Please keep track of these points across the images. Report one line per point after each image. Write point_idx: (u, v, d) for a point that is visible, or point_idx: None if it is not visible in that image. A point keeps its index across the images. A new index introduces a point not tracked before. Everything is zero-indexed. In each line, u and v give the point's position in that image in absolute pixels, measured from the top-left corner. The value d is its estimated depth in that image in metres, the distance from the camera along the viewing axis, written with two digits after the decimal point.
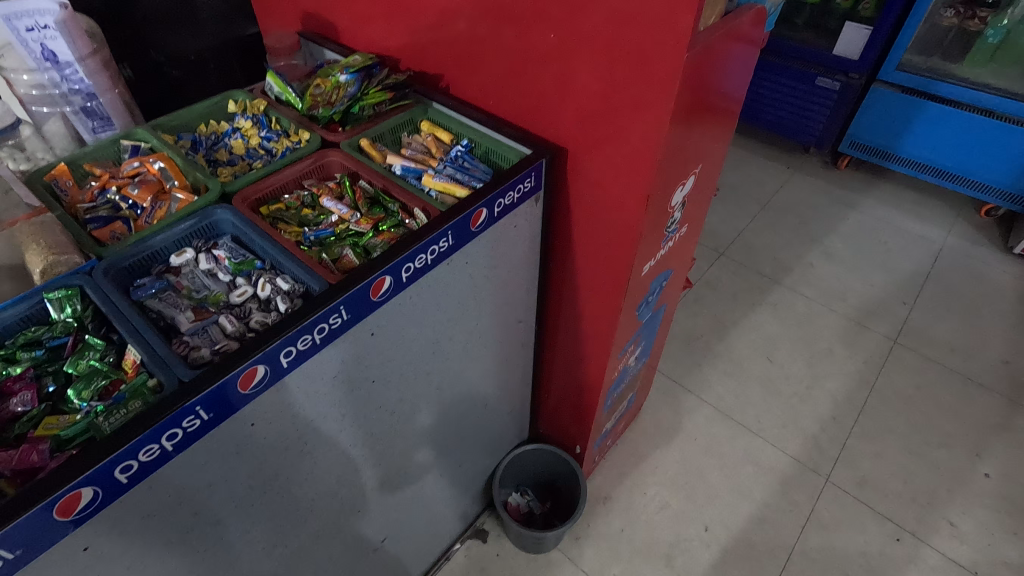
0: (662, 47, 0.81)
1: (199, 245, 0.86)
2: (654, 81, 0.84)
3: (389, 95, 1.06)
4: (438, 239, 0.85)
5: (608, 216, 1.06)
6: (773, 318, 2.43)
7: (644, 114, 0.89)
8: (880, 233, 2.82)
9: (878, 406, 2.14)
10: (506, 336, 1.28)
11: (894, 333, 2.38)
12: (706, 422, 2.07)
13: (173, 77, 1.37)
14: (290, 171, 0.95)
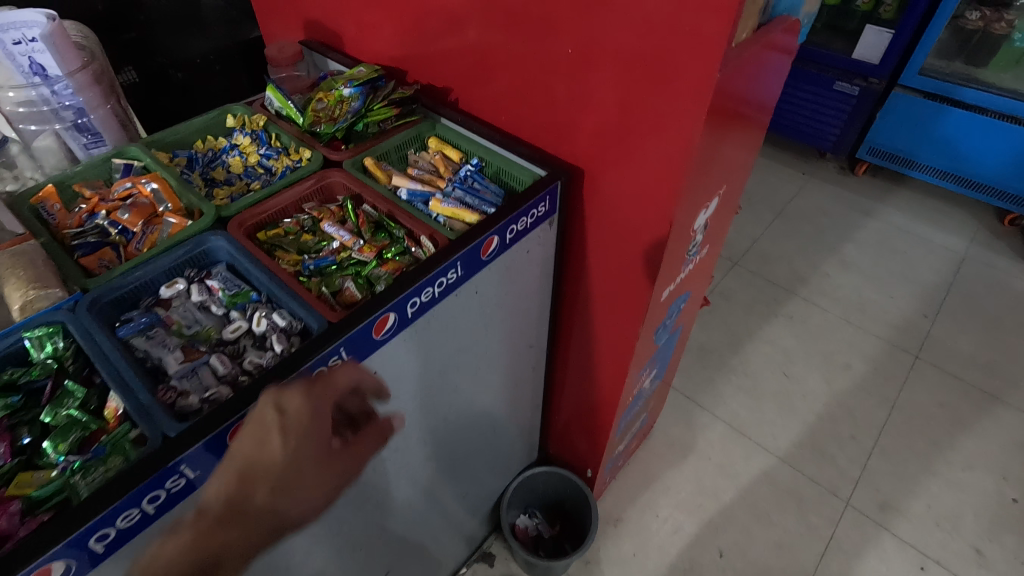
0: (691, 65, 0.75)
1: (192, 274, 0.80)
2: (680, 102, 0.78)
3: (395, 110, 1.00)
4: (447, 270, 0.79)
5: (626, 240, 1.00)
6: (788, 331, 2.35)
7: (668, 135, 0.83)
8: (900, 243, 2.73)
9: (900, 424, 2.05)
10: (516, 361, 1.22)
11: (915, 347, 2.29)
12: (721, 440, 2.00)
13: (178, 79, 1.30)
14: (290, 194, 0.89)
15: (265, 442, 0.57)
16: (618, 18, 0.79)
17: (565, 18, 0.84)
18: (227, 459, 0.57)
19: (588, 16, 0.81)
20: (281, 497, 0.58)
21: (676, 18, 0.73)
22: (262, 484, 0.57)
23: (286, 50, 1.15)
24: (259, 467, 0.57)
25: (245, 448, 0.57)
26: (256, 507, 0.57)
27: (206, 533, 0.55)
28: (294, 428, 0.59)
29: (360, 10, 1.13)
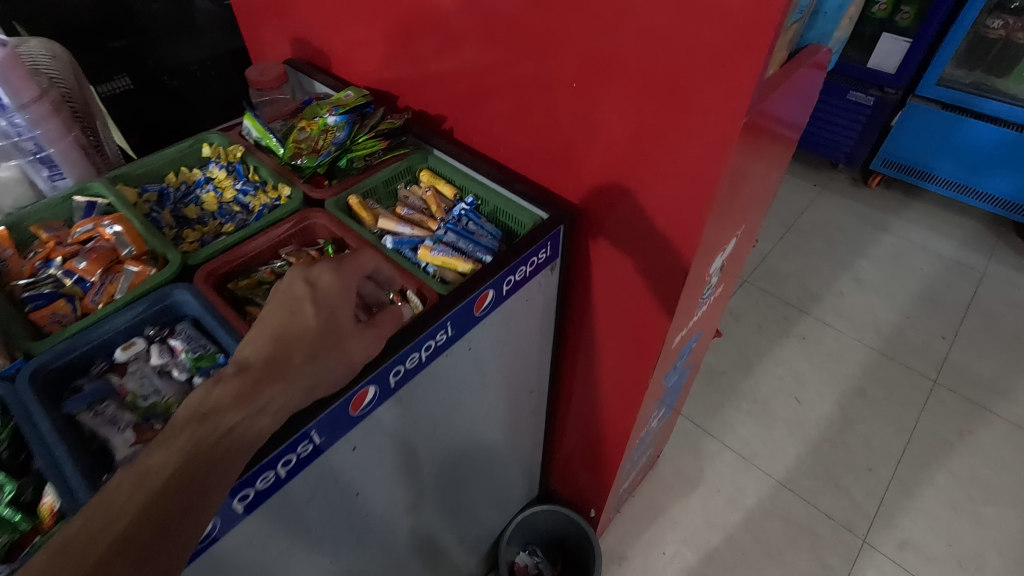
0: (714, 106, 0.67)
1: (154, 332, 0.72)
2: (700, 147, 0.71)
3: (382, 143, 0.92)
4: (436, 332, 0.71)
5: (637, 285, 0.92)
6: (800, 352, 2.25)
7: (686, 181, 0.75)
8: (916, 259, 2.63)
9: (918, 455, 1.96)
10: (516, 406, 1.14)
11: (934, 371, 2.19)
12: (730, 470, 1.91)
13: (172, 86, 1.29)
14: (265, 238, 0.81)
15: (298, 312, 0.59)
16: (631, 50, 0.70)
17: (572, 46, 0.76)
18: (262, 327, 0.58)
19: (598, 46, 0.73)
20: (318, 364, 0.58)
21: (699, 54, 0.65)
22: (300, 343, 0.58)
23: (269, 71, 1.06)
24: (295, 333, 0.58)
25: (280, 318, 0.59)
26: (295, 365, 0.56)
27: (246, 389, 0.53)
28: (325, 300, 0.61)
29: (351, 32, 1.05)
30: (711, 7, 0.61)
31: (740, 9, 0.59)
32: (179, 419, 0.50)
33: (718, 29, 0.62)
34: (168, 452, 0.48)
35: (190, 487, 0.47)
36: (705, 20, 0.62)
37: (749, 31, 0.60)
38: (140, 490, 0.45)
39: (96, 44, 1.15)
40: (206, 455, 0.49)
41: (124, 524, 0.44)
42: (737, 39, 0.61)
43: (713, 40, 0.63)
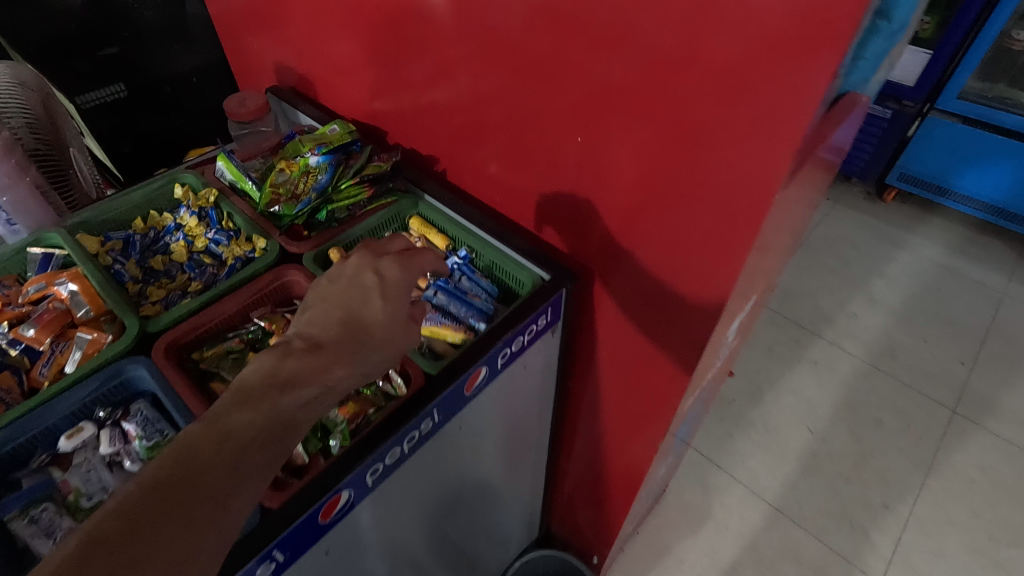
0: (742, 176, 0.58)
1: (107, 413, 0.64)
2: (722, 218, 0.62)
3: (367, 191, 0.84)
4: (421, 422, 0.63)
5: (648, 347, 0.84)
6: (813, 378, 2.16)
7: (704, 252, 0.67)
8: (934, 279, 2.51)
9: (936, 491, 1.87)
10: (516, 463, 1.07)
11: (953, 402, 2.09)
12: (739, 506, 1.82)
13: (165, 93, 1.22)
14: (234, 300, 0.73)
15: (369, 302, 0.60)
16: (646, 107, 0.61)
17: (579, 96, 0.67)
18: (331, 310, 0.58)
19: (608, 97, 0.64)
20: (380, 355, 0.58)
21: (725, 120, 0.56)
22: (368, 332, 0.58)
23: (250, 102, 0.98)
24: (363, 321, 0.58)
25: (350, 305, 0.59)
26: (362, 352, 0.56)
27: (317, 366, 0.53)
28: (393, 292, 0.61)
29: (340, 63, 0.98)
30: (743, 70, 0.52)
31: (778, 76, 0.50)
32: (257, 382, 0.50)
33: (750, 94, 0.53)
34: (247, 416, 0.48)
35: (263, 455, 0.47)
36: (733, 83, 0.53)
37: (786, 102, 0.51)
38: (221, 448, 0.45)
39: (85, 51, 1.08)
40: (280, 426, 0.49)
41: (204, 479, 0.43)
42: (772, 109, 0.52)
43: (742, 106, 0.54)
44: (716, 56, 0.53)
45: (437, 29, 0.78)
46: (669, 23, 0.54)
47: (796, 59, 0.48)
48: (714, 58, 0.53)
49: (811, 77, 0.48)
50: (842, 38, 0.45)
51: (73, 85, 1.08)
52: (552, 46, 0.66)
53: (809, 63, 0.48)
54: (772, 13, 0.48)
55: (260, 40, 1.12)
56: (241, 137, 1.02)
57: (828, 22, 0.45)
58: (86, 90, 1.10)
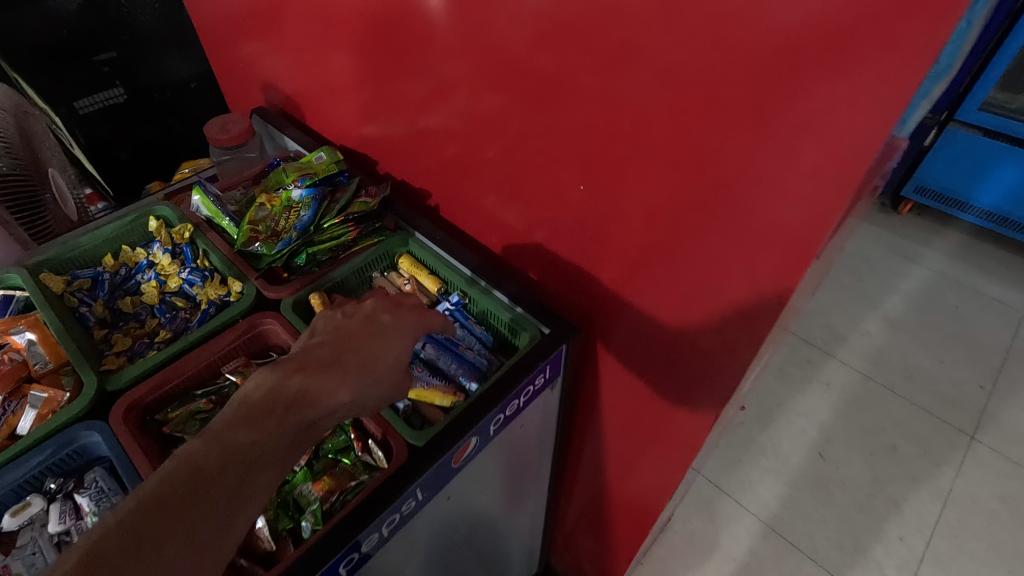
0: (770, 241, 0.51)
1: (58, 482, 0.59)
2: (742, 284, 0.56)
3: (352, 231, 0.77)
4: (404, 503, 0.56)
5: (654, 406, 0.77)
6: (826, 403, 1.89)
7: (721, 317, 0.60)
8: (942, 297, 2.22)
9: (956, 525, 1.60)
10: (513, 517, 0.99)
11: (970, 427, 1.82)
12: (750, 540, 1.57)
13: (159, 100, 1.17)
14: (205, 353, 0.66)
15: (380, 328, 0.57)
16: (660, 158, 0.54)
17: (585, 139, 0.60)
18: (341, 333, 0.55)
19: (617, 143, 0.57)
20: (388, 385, 0.54)
21: (746, 182, 0.49)
22: (377, 360, 0.54)
23: (233, 126, 0.92)
24: (374, 348, 0.55)
25: (360, 329, 0.56)
26: (370, 378, 0.53)
27: (325, 385, 0.50)
28: (409, 322, 0.58)
29: (334, 89, 0.92)
30: (774, 129, 0.45)
31: (817, 138, 0.43)
32: (263, 397, 0.47)
33: (782, 156, 0.46)
34: (251, 433, 0.44)
35: (264, 477, 0.44)
36: (762, 142, 0.46)
37: (827, 167, 0.44)
38: (222, 466, 0.42)
39: (81, 57, 1.03)
40: (282, 447, 0.46)
41: (202, 498, 0.41)
42: (809, 174, 0.45)
43: (773, 166, 0.47)
44: (744, 110, 0.46)
45: (433, 55, 0.71)
46: (688, 70, 0.47)
47: (840, 121, 0.41)
48: (741, 113, 0.46)
49: (858, 143, 0.41)
50: (899, 102, 0.38)
51: (71, 92, 1.04)
52: (556, 83, 0.59)
53: (856, 128, 0.41)
54: (807, 66, 0.41)
55: (250, 55, 1.06)
56: (223, 164, 0.96)
57: (882, 83, 0.38)
58: (82, 96, 1.05)
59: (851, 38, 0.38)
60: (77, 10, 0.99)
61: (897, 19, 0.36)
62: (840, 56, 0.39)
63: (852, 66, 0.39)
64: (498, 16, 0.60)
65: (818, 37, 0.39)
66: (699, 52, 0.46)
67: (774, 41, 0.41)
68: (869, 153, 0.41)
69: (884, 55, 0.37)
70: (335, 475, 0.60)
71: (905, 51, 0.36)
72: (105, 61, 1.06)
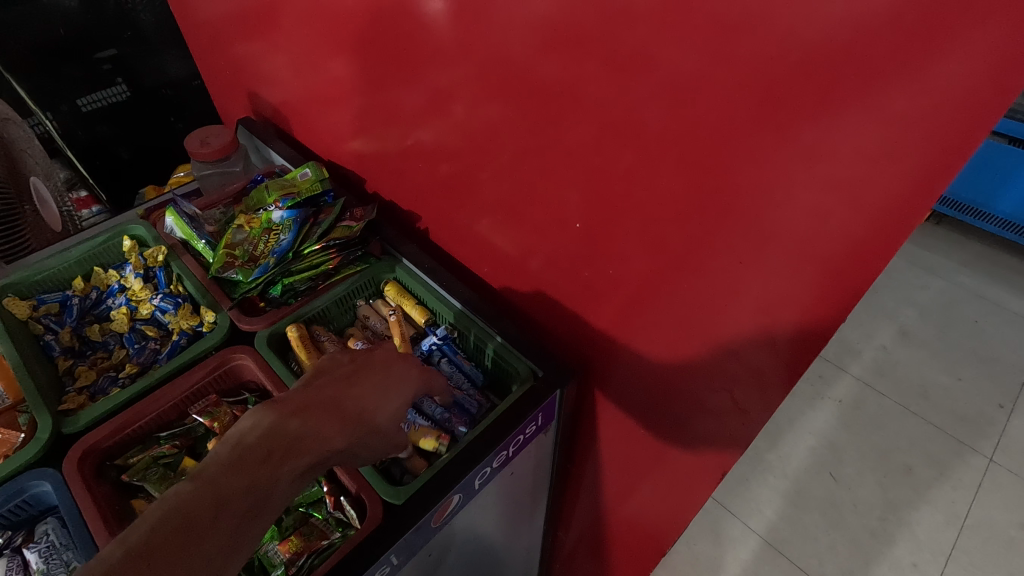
0: (790, 296, 0.46)
1: (9, 535, 0.55)
2: (756, 338, 0.50)
3: (333, 259, 0.72)
4: (377, 569, 0.51)
5: (656, 453, 0.71)
6: (833, 420, 1.64)
7: (732, 371, 0.55)
8: (963, 307, 1.93)
9: (976, 555, 1.35)
10: (506, 557, 0.93)
11: (989, 449, 1.56)
12: (754, 565, 1.36)
13: (165, 96, 1.14)
14: (171, 392, 0.61)
15: (387, 371, 0.51)
16: (667, 201, 0.49)
17: (586, 173, 0.55)
18: (347, 371, 0.49)
19: (622, 181, 0.52)
20: (385, 437, 0.49)
21: (766, 232, 0.44)
22: (378, 409, 0.49)
23: (214, 140, 0.87)
24: (378, 395, 0.49)
25: (366, 371, 0.50)
26: (369, 428, 0.48)
27: (324, 430, 0.45)
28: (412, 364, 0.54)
29: (325, 103, 0.87)
30: (797, 181, 0.40)
31: (846, 193, 0.38)
32: (260, 438, 0.42)
33: (805, 209, 0.41)
34: (247, 480, 0.39)
35: (254, 529, 0.39)
36: (784, 193, 0.41)
37: (857, 226, 0.39)
38: (213, 516, 0.37)
39: (79, 56, 0.98)
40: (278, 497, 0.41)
41: (190, 553, 0.35)
42: (841, 229, 0.40)
43: (797, 217, 0.41)
44: (761, 159, 0.41)
45: (425, 72, 0.66)
46: (700, 111, 0.42)
47: (878, 178, 0.36)
48: (758, 161, 0.41)
49: (894, 202, 0.36)
50: (943, 163, 0.33)
51: (70, 91, 0.99)
52: (555, 113, 0.54)
53: (893, 186, 0.36)
54: (844, 111, 0.35)
55: (239, 62, 1.01)
56: (205, 178, 0.91)
57: (930, 142, 0.33)
58: (83, 93, 1.01)
59: (889, 90, 0.33)
60: (77, 10, 0.95)
61: (945, 70, 0.31)
62: (874, 110, 0.34)
63: (888, 120, 0.34)
64: (495, 36, 0.55)
65: (850, 86, 0.34)
66: (712, 91, 0.41)
67: (799, 88, 0.37)
68: (905, 216, 0.36)
69: (936, 109, 0.32)
70: (302, 534, 0.56)
71: (952, 107, 0.32)
72: (107, 63, 1.01)
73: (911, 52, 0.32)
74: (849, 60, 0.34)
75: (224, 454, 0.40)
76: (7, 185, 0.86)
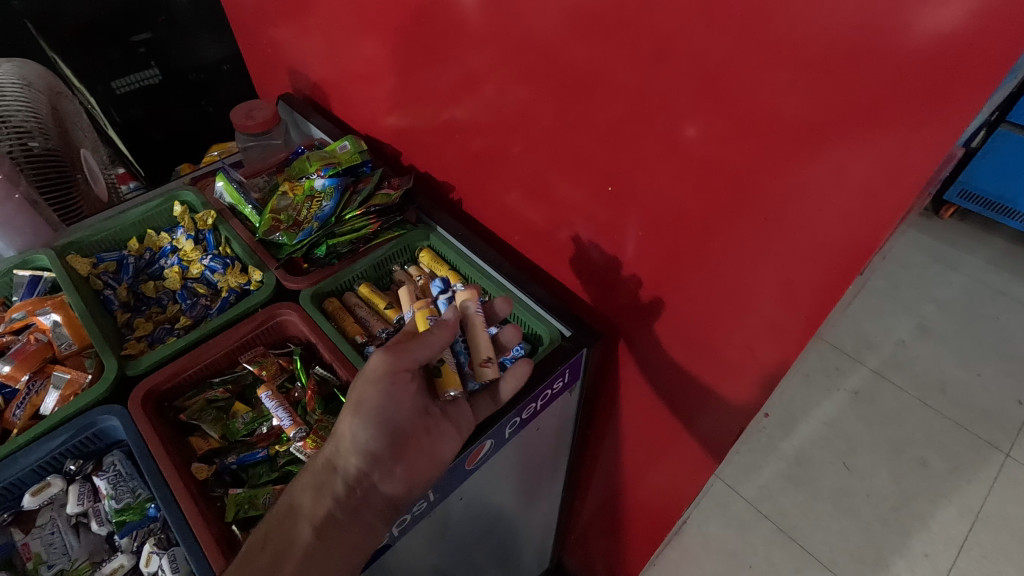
0: (806, 259, 0.48)
1: (77, 466, 0.59)
2: (774, 303, 0.53)
3: (372, 224, 0.77)
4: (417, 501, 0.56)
5: (674, 419, 0.74)
6: (848, 411, 1.64)
7: (749, 337, 0.57)
8: (984, 304, 1.91)
9: (988, 548, 1.36)
10: (528, 517, 0.98)
11: (1005, 444, 1.56)
12: (765, 546, 1.39)
13: (197, 79, 1.19)
14: (224, 341, 0.66)
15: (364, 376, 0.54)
16: (691, 170, 0.52)
17: (617, 143, 0.57)
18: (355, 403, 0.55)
19: (647, 152, 0.55)
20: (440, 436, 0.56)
21: (784, 199, 0.46)
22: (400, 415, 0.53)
23: (258, 113, 0.92)
24: (385, 400, 0.52)
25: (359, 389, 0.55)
26: (408, 433, 0.54)
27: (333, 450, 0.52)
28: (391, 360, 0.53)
29: (363, 81, 0.91)
30: (820, 149, 0.42)
31: (864, 160, 0.40)
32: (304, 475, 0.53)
33: (824, 174, 0.43)
34: (330, 498, 0.51)
35: (375, 533, 0.52)
36: (806, 159, 0.43)
37: (875, 188, 0.41)
38: (311, 538, 0.49)
39: (118, 39, 1.03)
40: (373, 513, 0.52)
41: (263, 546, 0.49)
42: (854, 195, 0.42)
43: (815, 182, 0.44)
44: (785, 125, 0.43)
45: (460, 50, 0.69)
46: (727, 81, 0.45)
47: (893, 143, 0.39)
48: (784, 127, 0.43)
49: (909, 167, 0.39)
50: (958, 126, 0.35)
51: (107, 73, 1.04)
52: (584, 89, 0.57)
53: (910, 149, 0.38)
54: (865, 83, 0.38)
55: (279, 43, 1.05)
56: (248, 150, 0.97)
57: (941, 106, 0.35)
58: (118, 76, 1.06)
59: (906, 60, 0.35)
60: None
61: (961, 40, 0.33)
62: (891, 76, 0.37)
63: (906, 87, 0.36)
64: (527, 15, 0.58)
65: (870, 53, 0.37)
66: (743, 63, 0.43)
67: (825, 59, 0.39)
68: (918, 179, 0.39)
69: (948, 75, 0.34)
70: (321, 434, 0.62)
71: (967, 74, 0.34)
72: (141, 48, 1.07)
73: (926, 24, 0.34)
74: (872, 29, 0.36)
75: (295, 504, 0.51)
76: (55, 152, 0.92)
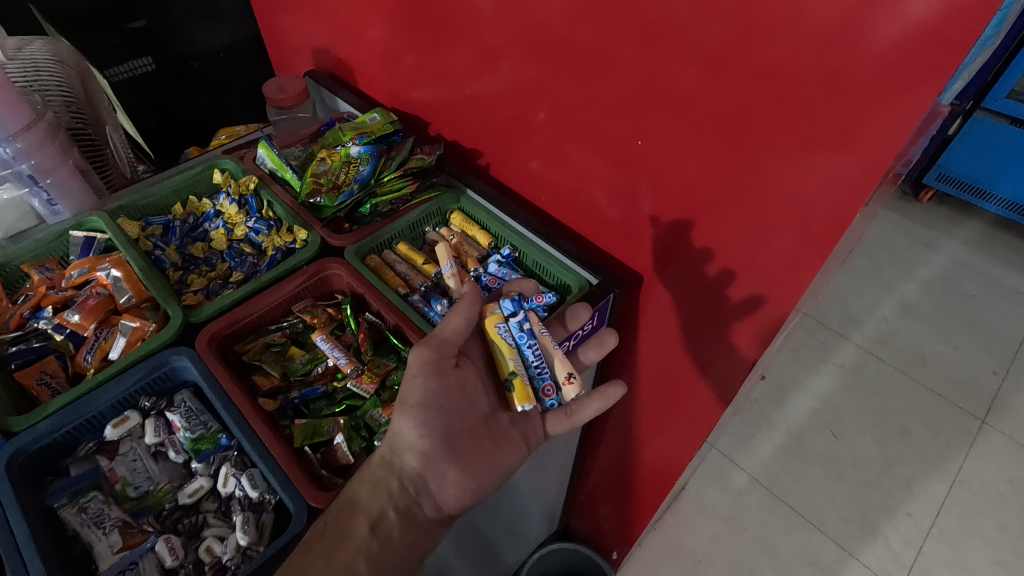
0: (805, 209, 0.55)
1: (149, 405, 0.64)
2: (779, 251, 0.59)
3: (410, 185, 0.83)
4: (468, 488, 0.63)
5: (687, 367, 0.81)
6: (835, 384, 1.74)
7: (755, 285, 0.64)
8: (960, 282, 2.03)
9: (965, 506, 1.47)
10: (545, 469, 1.04)
11: (981, 411, 1.66)
12: (759, 508, 1.48)
13: (195, 69, 1.20)
14: (279, 293, 0.72)
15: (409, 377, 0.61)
16: (703, 132, 0.58)
17: (638, 107, 0.63)
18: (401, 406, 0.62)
19: (662, 116, 0.61)
20: (495, 444, 0.65)
21: (789, 151, 0.53)
22: (452, 416, 0.62)
23: (289, 87, 0.96)
24: (432, 394, 0.60)
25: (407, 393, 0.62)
26: (456, 436, 0.62)
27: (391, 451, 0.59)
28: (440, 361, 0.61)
29: (386, 59, 0.96)
30: (825, 102, 0.48)
31: (860, 112, 0.47)
32: (361, 476, 0.59)
33: (829, 126, 0.49)
34: (386, 497, 0.57)
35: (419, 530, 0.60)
36: (805, 115, 0.50)
37: (875, 134, 0.47)
38: (367, 532, 0.55)
39: (114, 25, 1.06)
40: (423, 513, 0.60)
41: (326, 533, 0.53)
42: (850, 145, 0.49)
43: (818, 135, 0.50)
44: (795, 83, 0.49)
45: (483, 28, 0.75)
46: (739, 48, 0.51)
47: (883, 98, 0.45)
48: (794, 83, 0.49)
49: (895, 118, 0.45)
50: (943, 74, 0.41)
51: (106, 61, 1.07)
52: (604, 59, 0.63)
53: (901, 98, 0.44)
54: (859, 43, 0.44)
55: (300, 23, 1.10)
56: (278, 123, 1.03)
57: (924, 64, 0.42)
58: (113, 64, 1.09)
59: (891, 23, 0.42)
60: None
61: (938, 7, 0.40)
62: (879, 39, 0.43)
63: (890, 49, 0.43)
64: None
65: (862, 19, 0.43)
66: (753, 32, 0.50)
67: (824, 24, 0.45)
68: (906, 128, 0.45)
69: (929, 36, 0.41)
70: (376, 370, 0.68)
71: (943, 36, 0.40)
72: (138, 34, 1.09)
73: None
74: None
75: (352, 497, 0.57)
76: (82, 130, 0.96)
